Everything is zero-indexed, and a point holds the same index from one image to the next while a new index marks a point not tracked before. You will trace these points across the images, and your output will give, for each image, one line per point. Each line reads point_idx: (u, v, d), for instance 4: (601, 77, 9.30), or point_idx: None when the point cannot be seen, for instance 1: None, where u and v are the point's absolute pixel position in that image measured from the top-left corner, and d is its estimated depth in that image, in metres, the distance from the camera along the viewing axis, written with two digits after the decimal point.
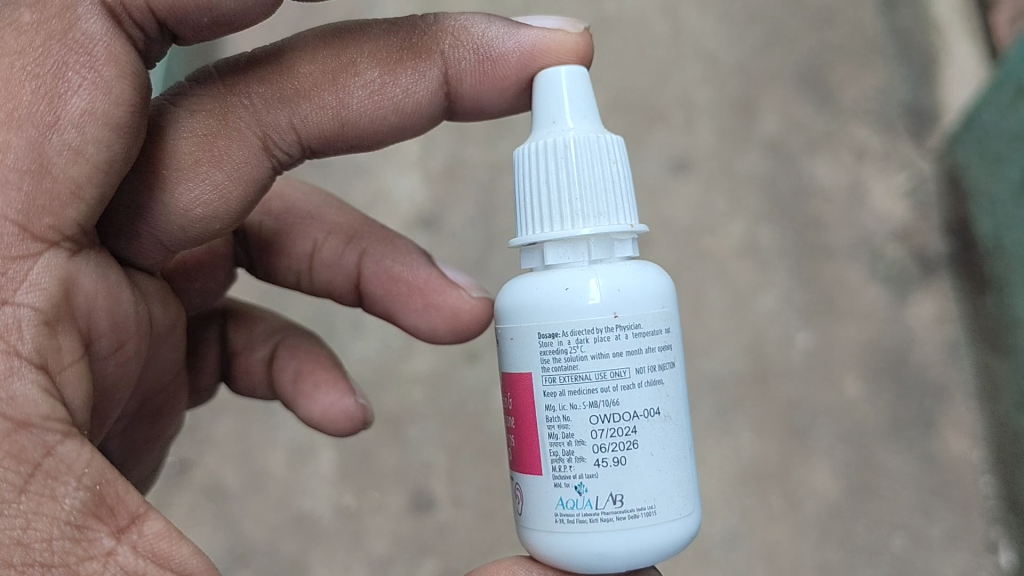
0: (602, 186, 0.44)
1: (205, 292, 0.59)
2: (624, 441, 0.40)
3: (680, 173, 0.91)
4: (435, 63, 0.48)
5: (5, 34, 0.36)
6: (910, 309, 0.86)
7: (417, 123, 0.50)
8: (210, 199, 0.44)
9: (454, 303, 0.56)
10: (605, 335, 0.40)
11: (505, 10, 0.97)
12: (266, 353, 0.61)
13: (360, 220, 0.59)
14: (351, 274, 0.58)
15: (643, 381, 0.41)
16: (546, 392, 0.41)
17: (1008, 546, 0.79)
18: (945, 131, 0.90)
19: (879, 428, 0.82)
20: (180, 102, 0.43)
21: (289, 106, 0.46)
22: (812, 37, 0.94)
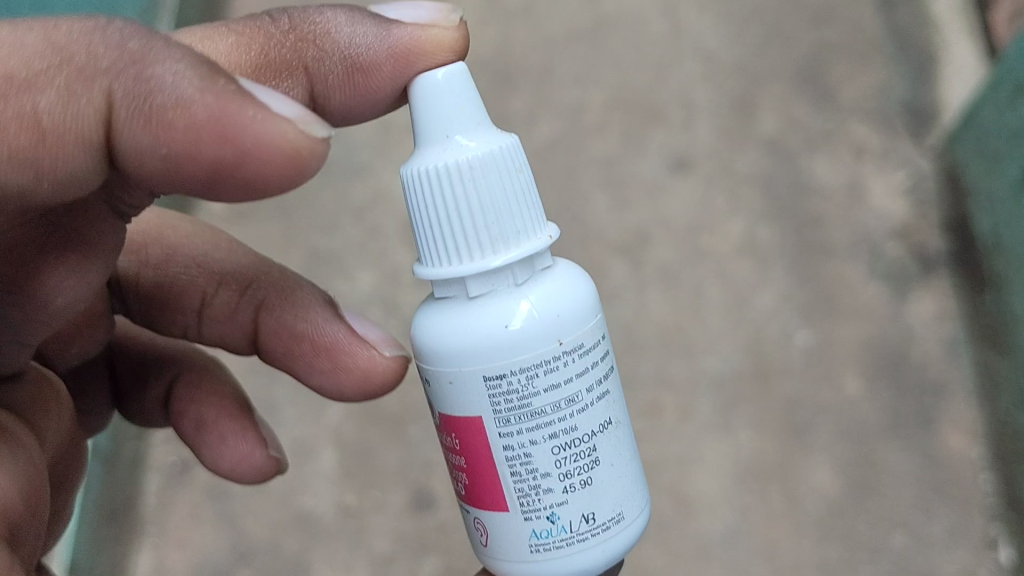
0: (512, 202, 0.41)
1: (85, 352, 0.53)
2: (586, 462, 0.41)
3: (679, 171, 0.91)
4: (298, 79, 0.47)
5: None
6: (909, 307, 0.86)
7: None
8: (80, 292, 0.41)
9: (365, 363, 0.51)
10: (553, 365, 0.39)
11: (505, 12, 0.99)
12: (161, 390, 0.57)
13: (255, 264, 0.55)
14: (247, 327, 0.54)
15: (595, 398, 0.41)
16: (502, 432, 0.40)
17: (1007, 542, 0.78)
18: (944, 128, 0.91)
19: (878, 426, 0.82)
20: None
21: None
22: (810, 36, 0.95)
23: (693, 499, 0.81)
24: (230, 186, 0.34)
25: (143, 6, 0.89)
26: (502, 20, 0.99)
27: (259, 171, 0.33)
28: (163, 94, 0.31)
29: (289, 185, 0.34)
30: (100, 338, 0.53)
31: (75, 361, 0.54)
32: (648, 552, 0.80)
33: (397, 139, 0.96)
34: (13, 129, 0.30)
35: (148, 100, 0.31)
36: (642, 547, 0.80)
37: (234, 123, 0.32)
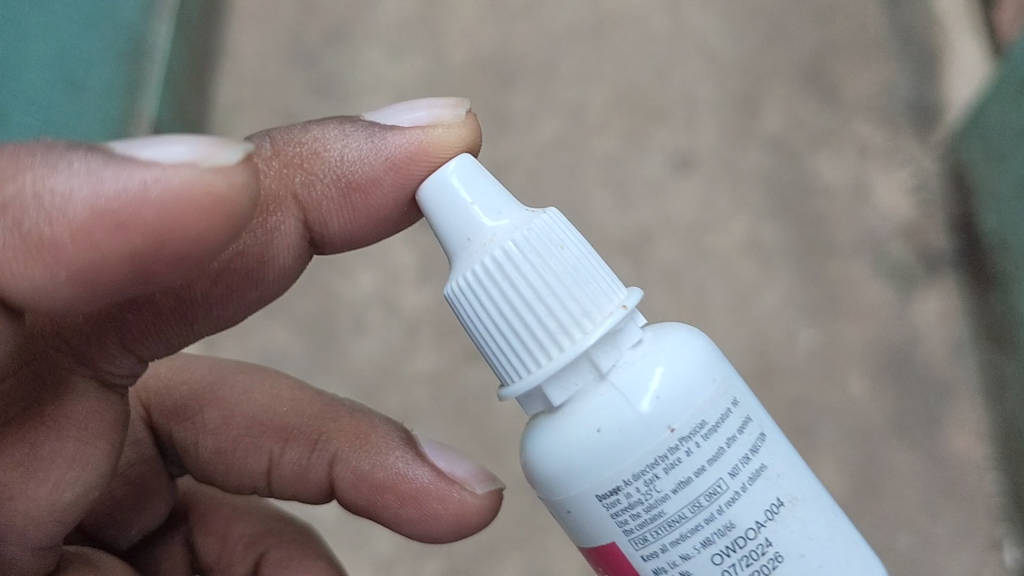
0: (564, 282, 0.40)
1: (148, 522, 0.56)
2: (767, 561, 0.38)
3: (682, 171, 0.90)
4: (291, 207, 0.46)
5: None
6: (914, 307, 0.85)
7: (279, 279, 0.48)
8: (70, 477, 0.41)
9: (457, 506, 0.54)
10: (675, 460, 0.37)
11: (506, 9, 0.98)
12: (247, 568, 0.59)
13: (317, 417, 0.57)
14: (322, 480, 0.56)
15: (745, 484, 0.38)
16: (644, 554, 0.38)
17: (1014, 544, 0.77)
18: (948, 127, 0.90)
19: (883, 427, 0.82)
20: None
21: (117, 328, 0.42)
22: (813, 34, 0.94)
23: None
24: (164, 265, 0.34)
25: (142, 3, 0.90)
26: (503, 17, 0.98)
27: (193, 236, 0.33)
28: (34, 213, 0.31)
29: (222, 238, 0.34)
30: (159, 511, 0.57)
31: (137, 535, 0.56)
32: None
33: None
34: None
35: (21, 225, 0.31)
36: None
37: (124, 203, 0.32)
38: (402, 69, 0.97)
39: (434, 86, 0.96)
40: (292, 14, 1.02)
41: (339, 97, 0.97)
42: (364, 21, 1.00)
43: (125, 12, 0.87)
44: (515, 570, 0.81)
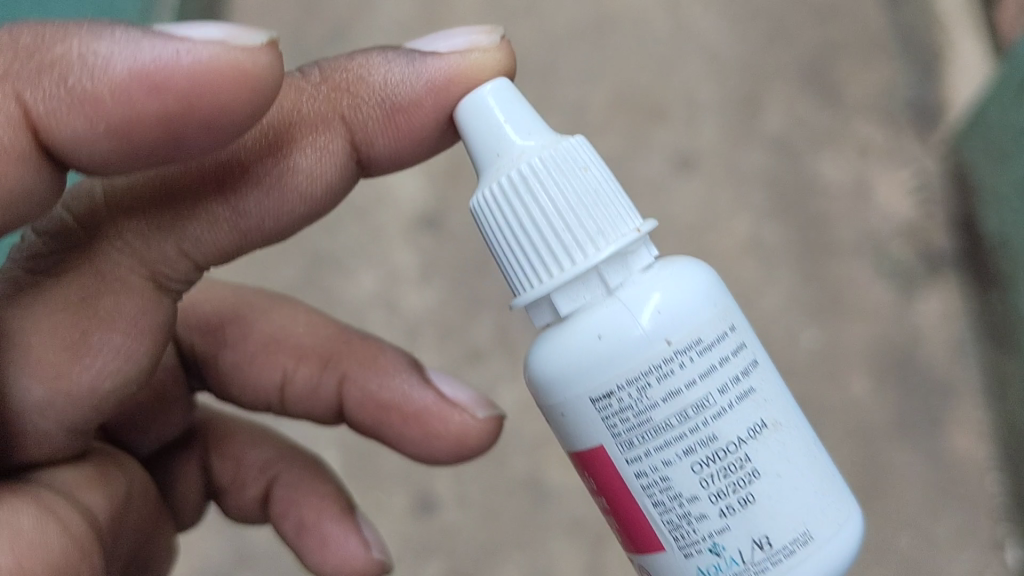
0: (585, 201, 0.41)
1: (163, 431, 0.59)
2: (745, 477, 0.38)
3: (684, 171, 0.90)
4: (337, 130, 0.46)
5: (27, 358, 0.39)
6: (916, 307, 0.85)
7: (323, 203, 0.48)
8: (114, 366, 0.42)
9: (459, 428, 0.57)
10: (668, 370, 0.38)
11: (506, 10, 0.98)
12: (259, 490, 0.63)
13: (332, 340, 0.61)
14: (332, 398, 0.60)
15: (733, 402, 0.38)
16: (629, 459, 0.39)
17: (1015, 543, 0.77)
18: (950, 127, 0.90)
19: (884, 427, 0.82)
20: (37, 273, 0.41)
21: (173, 232, 0.43)
22: (814, 34, 0.94)
23: None
24: (192, 130, 0.38)
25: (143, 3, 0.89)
26: (504, 18, 0.98)
27: (217, 104, 0.37)
28: (77, 71, 0.35)
29: (248, 113, 0.38)
30: (178, 420, 0.60)
31: (155, 442, 0.59)
32: None
33: None
34: None
35: (63, 81, 0.35)
36: None
37: (157, 68, 0.35)
38: None
39: None
40: (292, 15, 1.02)
41: None
42: (364, 21, 1.00)
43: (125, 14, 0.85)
44: (517, 570, 0.81)
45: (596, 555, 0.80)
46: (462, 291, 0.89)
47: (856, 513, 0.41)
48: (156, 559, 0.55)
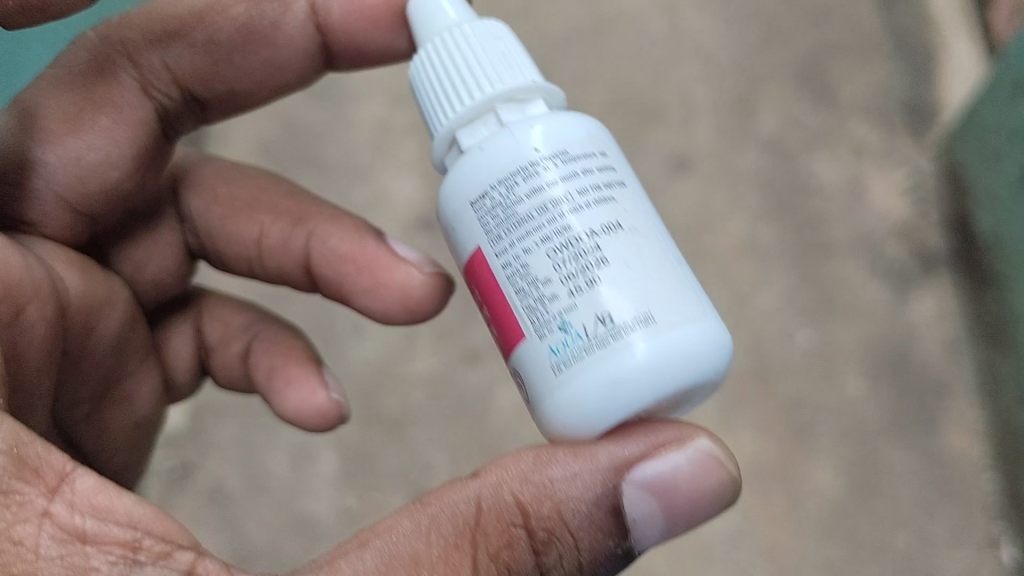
0: (495, 55, 0.43)
1: (158, 279, 0.62)
2: (593, 260, 0.36)
3: (680, 171, 0.91)
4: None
5: (39, 111, 0.50)
6: (910, 306, 0.86)
7: (291, 61, 0.55)
8: (100, 149, 0.52)
9: (403, 279, 0.58)
10: (534, 172, 0.38)
11: (504, 13, 0.99)
12: (240, 348, 0.65)
13: (306, 203, 0.62)
14: (300, 256, 0.61)
15: (590, 201, 0.38)
16: (496, 252, 0.38)
17: (1010, 542, 0.77)
18: (944, 127, 0.91)
19: (879, 426, 0.82)
20: (57, 63, 0.52)
21: (161, 49, 0.53)
22: (809, 36, 0.95)
23: None
24: None
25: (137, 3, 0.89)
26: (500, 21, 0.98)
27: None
28: None
29: None
30: (172, 268, 0.63)
31: (157, 295, 0.63)
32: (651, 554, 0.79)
33: (396, 139, 0.96)
34: None
35: None
36: None
37: None
38: None
39: None
40: None
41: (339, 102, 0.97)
42: None
43: None
44: None
45: None
46: (459, 293, 0.89)
47: (717, 324, 0.38)
48: (128, 394, 0.59)
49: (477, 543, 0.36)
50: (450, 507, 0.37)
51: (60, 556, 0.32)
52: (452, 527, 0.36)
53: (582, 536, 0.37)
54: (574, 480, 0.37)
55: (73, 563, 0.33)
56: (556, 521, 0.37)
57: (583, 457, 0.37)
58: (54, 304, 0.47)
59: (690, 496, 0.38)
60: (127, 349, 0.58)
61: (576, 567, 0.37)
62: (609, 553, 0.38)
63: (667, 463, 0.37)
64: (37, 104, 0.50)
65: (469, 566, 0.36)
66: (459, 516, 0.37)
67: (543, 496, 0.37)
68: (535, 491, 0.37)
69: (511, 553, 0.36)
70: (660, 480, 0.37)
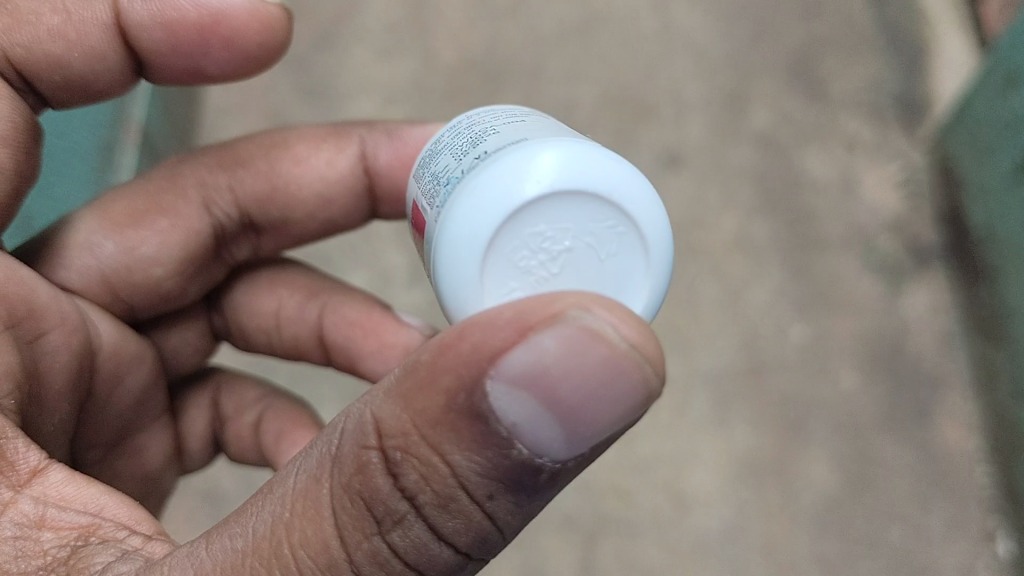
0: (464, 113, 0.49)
1: (178, 351, 0.63)
2: (481, 131, 0.38)
3: (671, 167, 0.90)
4: (354, 144, 0.59)
5: (111, 206, 0.55)
6: (904, 300, 0.86)
7: (340, 197, 0.60)
8: (156, 245, 0.55)
9: (405, 342, 0.61)
10: (454, 121, 0.42)
11: (494, 9, 0.98)
12: (253, 417, 0.65)
13: (317, 278, 0.64)
14: (313, 328, 0.63)
15: (492, 114, 0.40)
16: (416, 176, 0.41)
17: (1007, 535, 0.77)
18: (934, 121, 0.91)
19: (874, 420, 0.82)
20: (142, 177, 0.57)
21: (230, 172, 0.58)
22: (799, 32, 0.95)
23: (691, 496, 0.80)
24: (217, 49, 0.52)
25: None
26: (490, 19, 0.98)
27: (233, 27, 0.51)
28: None
29: (250, 45, 0.52)
30: (194, 341, 0.64)
31: (183, 368, 0.64)
32: (647, 549, 0.78)
33: None
34: (54, 28, 0.49)
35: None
36: (639, 544, 0.78)
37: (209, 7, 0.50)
38: (390, 70, 0.95)
39: (424, 86, 0.94)
40: None
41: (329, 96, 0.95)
42: (349, 19, 0.98)
43: None
44: (509, 568, 0.79)
45: (588, 553, 0.78)
46: None
47: (614, 158, 0.37)
48: (141, 446, 0.59)
49: (336, 473, 0.33)
50: (330, 435, 0.35)
51: (16, 537, 0.35)
52: (319, 461, 0.34)
53: (452, 454, 0.32)
54: (432, 387, 0.31)
55: (27, 545, 0.35)
56: (416, 439, 0.32)
57: (443, 353, 0.31)
58: (83, 337, 0.49)
59: (577, 375, 0.31)
60: (148, 406, 0.59)
61: (458, 492, 0.32)
62: (496, 471, 0.32)
63: (534, 350, 0.30)
64: (110, 201, 0.55)
65: (325, 499, 0.33)
66: (329, 450, 0.34)
67: (403, 411, 0.32)
68: (398, 408, 0.32)
69: (366, 481, 0.33)
70: (525, 369, 0.31)
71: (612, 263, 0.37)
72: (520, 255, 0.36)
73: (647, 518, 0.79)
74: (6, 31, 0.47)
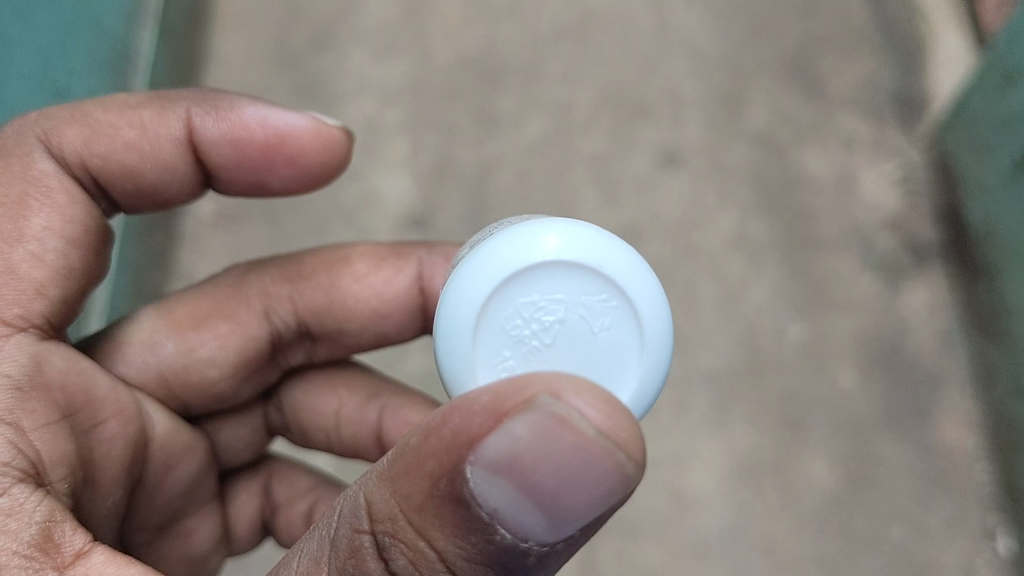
0: None
1: (233, 443, 0.64)
2: (499, 222, 0.43)
3: (670, 167, 0.90)
4: (411, 264, 0.61)
5: (176, 309, 0.58)
6: (902, 298, 0.85)
7: (394, 312, 0.61)
8: (214, 347, 0.58)
9: None
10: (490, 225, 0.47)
11: (490, 7, 0.98)
12: (305, 507, 0.65)
13: (376, 379, 0.66)
14: (371, 427, 0.64)
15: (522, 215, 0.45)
16: None
17: (1006, 532, 0.77)
18: (933, 118, 0.91)
19: (874, 419, 0.82)
20: (211, 281, 0.60)
21: (292, 284, 0.60)
22: (796, 30, 0.95)
23: (692, 497, 0.79)
24: (281, 164, 0.56)
25: (126, 9, 0.80)
26: (486, 17, 0.97)
27: (299, 148, 0.56)
28: (246, 116, 0.54)
29: (312, 164, 0.57)
30: (249, 434, 0.65)
31: (237, 462, 0.66)
32: (647, 550, 0.78)
33: (386, 138, 0.92)
34: (129, 137, 0.52)
35: (226, 117, 0.54)
36: (639, 545, 0.78)
37: (280, 129, 0.55)
38: (387, 70, 0.95)
39: (421, 87, 0.94)
40: None
41: (326, 97, 0.94)
42: (344, 17, 0.98)
43: (109, 20, 0.77)
44: None
45: (588, 554, 0.78)
46: None
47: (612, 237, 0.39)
48: (188, 530, 0.60)
49: (333, 555, 0.36)
50: (331, 518, 0.38)
51: None
52: (319, 544, 0.37)
53: (439, 539, 0.34)
54: (418, 471, 0.34)
55: None
56: (404, 523, 0.34)
57: (429, 436, 0.34)
58: (136, 427, 0.51)
59: (548, 457, 0.33)
60: (197, 493, 0.60)
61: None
62: (482, 555, 0.34)
63: (508, 436, 0.32)
64: (175, 305, 0.58)
65: None
66: (328, 535, 0.37)
67: (391, 497, 0.34)
68: (388, 490, 0.35)
69: (359, 564, 0.35)
70: (501, 455, 0.32)
71: (605, 338, 0.38)
72: (513, 325, 0.38)
73: (647, 519, 0.79)
74: (86, 141, 0.50)
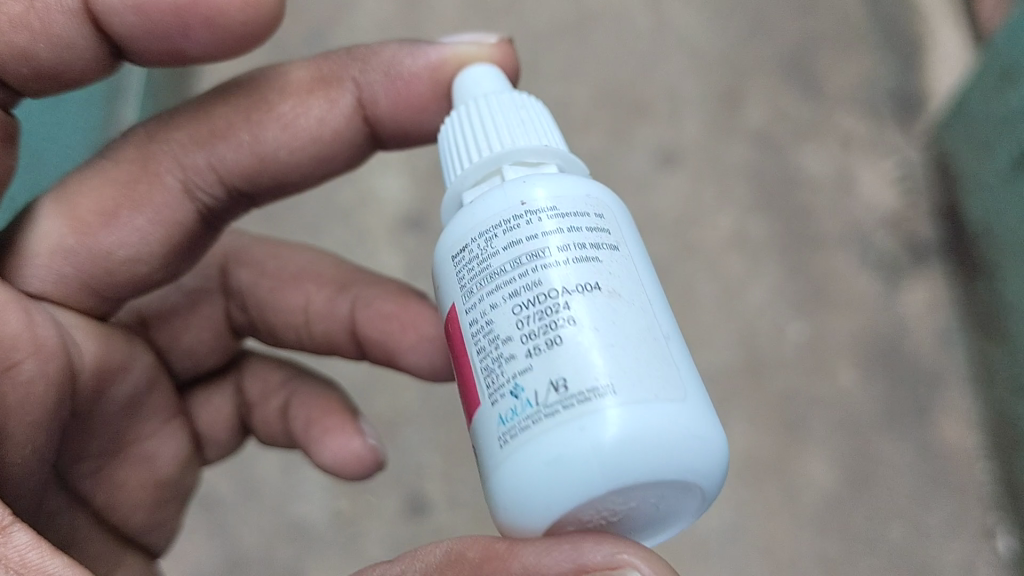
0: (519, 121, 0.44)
1: (193, 352, 0.64)
2: (559, 319, 0.35)
3: (668, 165, 0.90)
4: (346, 88, 0.54)
5: (79, 197, 0.49)
6: (900, 296, 0.85)
7: (339, 149, 0.56)
8: (130, 240, 0.51)
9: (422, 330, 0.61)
10: (514, 225, 0.38)
11: (488, 9, 0.98)
12: (278, 403, 0.65)
13: (343, 274, 0.65)
14: (340, 319, 0.63)
15: (570, 260, 0.37)
16: (468, 307, 0.38)
17: (1006, 531, 0.76)
18: (932, 115, 0.90)
19: (873, 418, 0.81)
20: (106, 155, 0.51)
21: (207, 147, 0.52)
22: (794, 29, 0.95)
23: None
24: (197, 28, 0.46)
25: None
26: (483, 18, 0.97)
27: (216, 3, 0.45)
28: None
29: (236, 25, 0.46)
30: (205, 338, 0.64)
31: (192, 367, 0.65)
32: None
33: None
34: (16, 13, 0.44)
35: None
36: None
37: None
38: None
39: None
40: None
41: None
42: (342, 20, 0.98)
43: None
44: None
45: None
46: None
47: (701, 410, 0.36)
48: (150, 453, 0.58)
49: None
50: None
51: None
52: None
53: None
54: None
55: None
56: None
57: (492, 558, 0.36)
58: (62, 363, 0.46)
59: None
60: (143, 407, 0.57)
61: None
62: None
63: None
64: (77, 191, 0.50)
65: None
66: None
67: None
68: None
69: None
70: None
71: (670, 508, 0.38)
72: (588, 515, 0.35)
73: None
74: None
